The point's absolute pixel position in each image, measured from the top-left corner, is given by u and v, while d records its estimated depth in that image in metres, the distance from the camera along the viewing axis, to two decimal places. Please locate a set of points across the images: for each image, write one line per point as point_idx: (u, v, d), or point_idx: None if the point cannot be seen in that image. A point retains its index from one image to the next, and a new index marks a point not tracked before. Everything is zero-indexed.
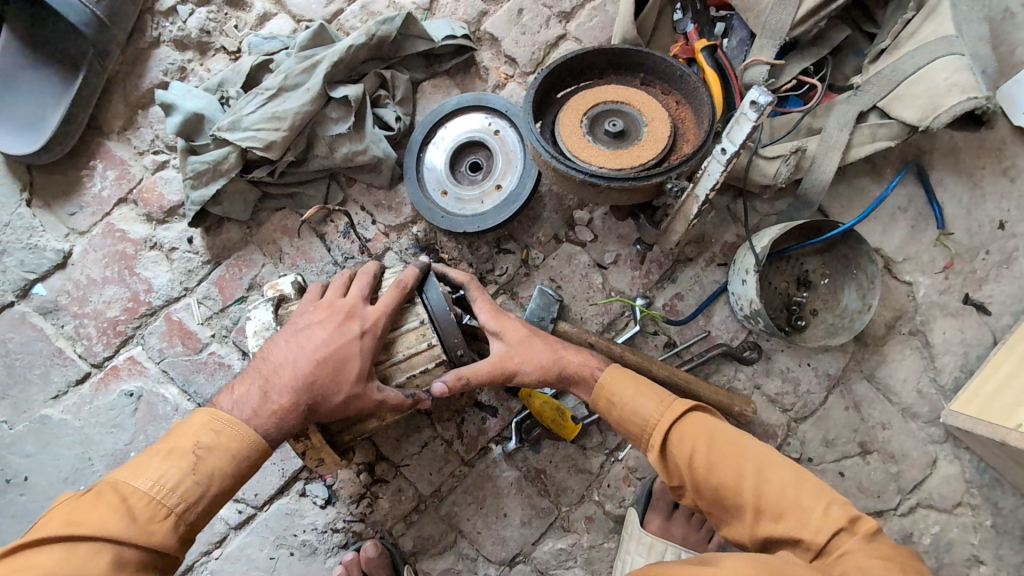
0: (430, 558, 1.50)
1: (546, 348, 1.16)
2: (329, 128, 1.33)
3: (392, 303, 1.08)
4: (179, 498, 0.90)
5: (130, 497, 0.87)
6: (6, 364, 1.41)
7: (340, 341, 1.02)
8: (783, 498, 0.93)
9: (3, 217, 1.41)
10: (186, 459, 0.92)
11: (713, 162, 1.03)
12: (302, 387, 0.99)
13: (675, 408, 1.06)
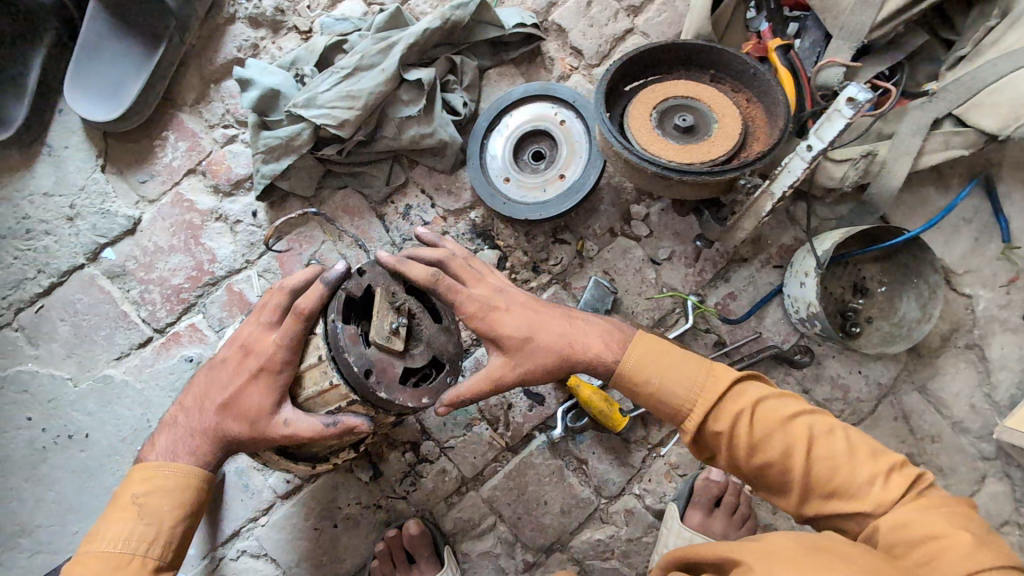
0: (469, 540, 1.53)
1: (556, 342, 1.07)
2: (400, 110, 1.35)
3: (290, 336, 1.02)
4: (142, 541, 0.98)
5: (93, 561, 0.95)
6: (73, 324, 1.45)
7: (243, 372, 1.04)
8: (832, 473, 0.94)
9: (78, 180, 1.44)
10: (130, 512, 0.99)
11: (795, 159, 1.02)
12: (214, 425, 1.05)
13: (716, 387, 1.01)
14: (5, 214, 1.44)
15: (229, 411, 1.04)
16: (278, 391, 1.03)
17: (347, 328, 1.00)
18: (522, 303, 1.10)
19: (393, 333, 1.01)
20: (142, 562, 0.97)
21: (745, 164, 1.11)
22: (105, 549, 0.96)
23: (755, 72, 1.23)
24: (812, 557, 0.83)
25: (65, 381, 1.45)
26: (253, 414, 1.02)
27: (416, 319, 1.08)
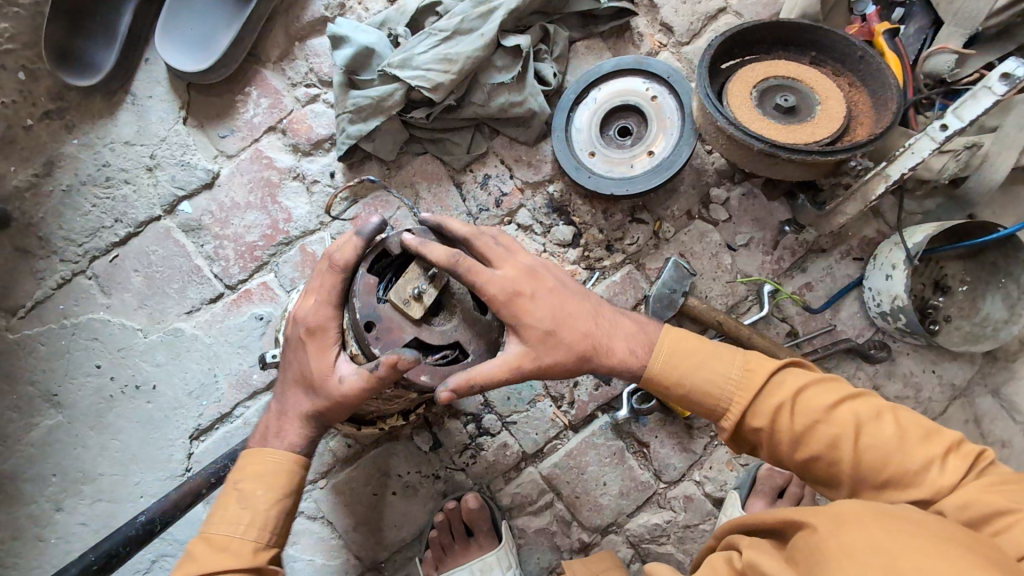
0: (526, 515, 1.53)
1: (580, 336, 0.97)
2: (492, 76, 1.35)
3: (332, 289, 0.96)
4: (241, 525, 0.90)
5: (198, 547, 0.89)
6: (146, 276, 1.45)
7: (297, 341, 0.98)
8: (885, 460, 0.86)
9: (161, 132, 1.46)
10: (230, 497, 0.92)
11: (924, 139, 1.06)
12: (288, 394, 0.99)
13: (752, 383, 0.94)
14: (85, 161, 1.45)
15: (297, 386, 0.98)
16: (331, 351, 0.95)
17: (366, 276, 0.97)
18: (546, 287, 0.99)
19: (415, 299, 0.95)
20: (240, 547, 0.89)
21: (860, 143, 1.08)
22: (207, 534, 0.89)
23: (863, 54, 1.20)
24: (885, 522, 0.72)
25: (135, 331, 1.44)
26: (314, 380, 0.95)
27: (450, 293, 1.00)
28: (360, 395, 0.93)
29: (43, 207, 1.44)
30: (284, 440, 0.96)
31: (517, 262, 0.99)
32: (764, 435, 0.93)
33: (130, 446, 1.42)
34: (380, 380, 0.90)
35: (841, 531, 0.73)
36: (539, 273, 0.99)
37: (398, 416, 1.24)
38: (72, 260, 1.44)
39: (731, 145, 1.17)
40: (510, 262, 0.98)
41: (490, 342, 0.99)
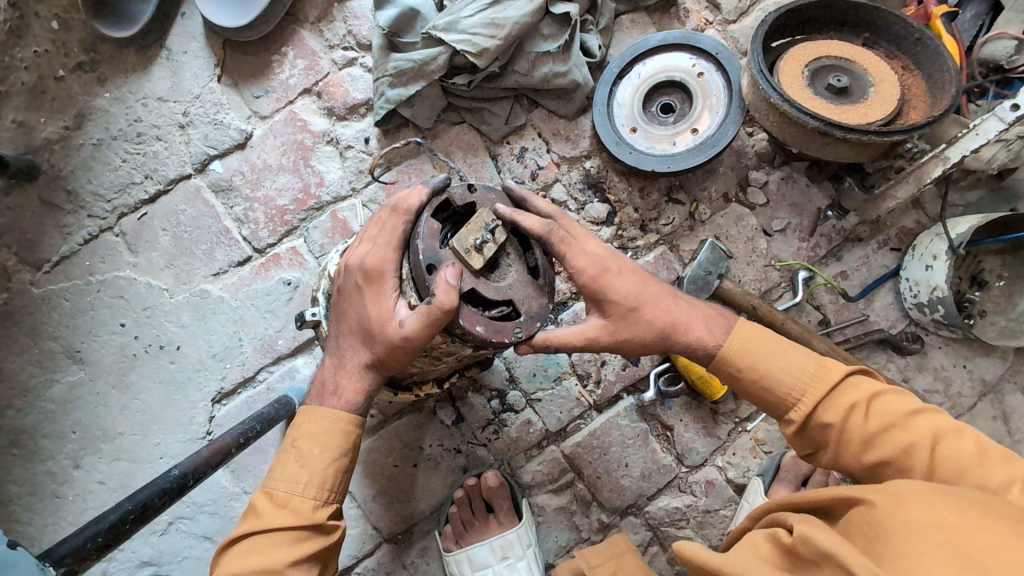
0: (546, 493, 1.51)
1: (660, 317, 1.00)
2: (538, 44, 1.34)
3: (391, 233, 0.94)
4: (300, 483, 0.92)
5: (261, 502, 0.92)
6: (174, 235, 1.43)
7: (355, 289, 0.97)
8: (960, 473, 0.84)
9: (194, 89, 1.44)
10: (288, 455, 0.94)
11: (990, 120, 1.07)
12: (349, 344, 0.99)
13: (828, 380, 0.93)
14: (116, 116, 1.42)
15: (354, 336, 0.98)
16: (391, 295, 0.94)
17: (429, 221, 0.94)
18: (628, 272, 1.00)
19: (476, 250, 0.92)
20: (300, 503, 0.91)
21: (912, 127, 1.09)
22: (269, 490, 0.92)
23: (920, 36, 1.18)
24: (953, 503, 0.73)
25: (161, 291, 1.42)
26: (373, 326, 0.94)
27: (506, 254, 0.97)
28: (421, 335, 0.90)
29: (72, 160, 1.41)
30: (340, 398, 0.97)
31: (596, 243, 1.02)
32: (833, 433, 0.92)
33: (151, 406, 1.40)
34: (439, 311, 0.86)
35: (907, 508, 0.74)
36: (620, 255, 1.02)
37: (432, 384, 1.23)
38: (100, 216, 1.42)
39: (782, 123, 1.16)
40: (595, 244, 1.00)
41: (542, 308, 0.96)
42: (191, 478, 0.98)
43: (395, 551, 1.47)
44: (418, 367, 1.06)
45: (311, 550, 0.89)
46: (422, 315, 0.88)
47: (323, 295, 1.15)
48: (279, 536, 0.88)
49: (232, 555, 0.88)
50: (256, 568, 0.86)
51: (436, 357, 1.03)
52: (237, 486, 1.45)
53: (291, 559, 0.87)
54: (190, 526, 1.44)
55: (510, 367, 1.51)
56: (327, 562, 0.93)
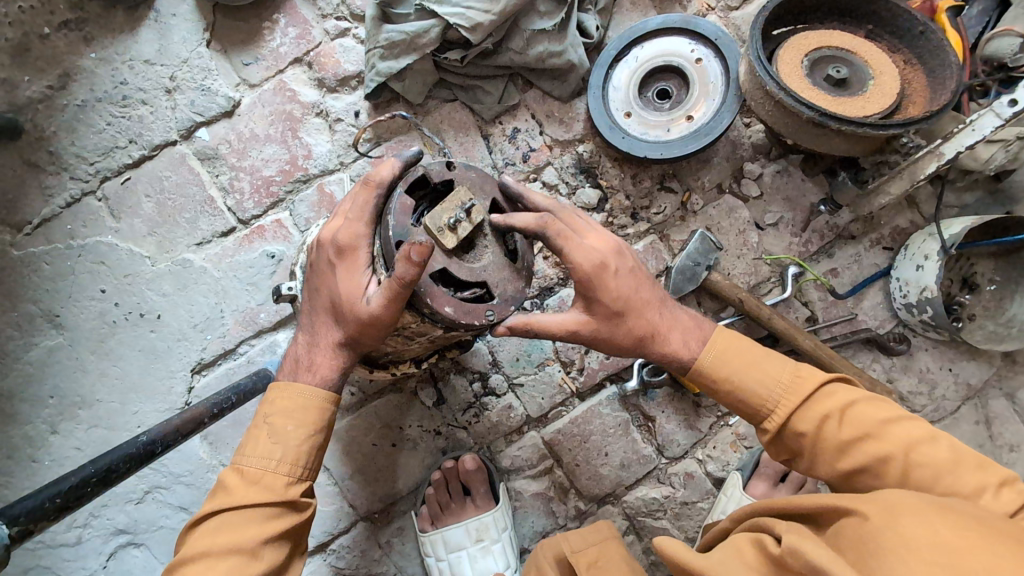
0: (524, 479, 1.50)
1: (644, 323, 0.99)
2: (533, 22, 1.32)
3: (360, 208, 0.92)
4: (274, 459, 0.89)
5: (232, 479, 0.89)
6: (158, 202, 1.41)
7: (326, 266, 0.95)
8: (935, 480, 0.83)
9: (182, 53, 1.41)
10: (261, 431, 0.91)
11: (988, 115, 1.07)
12: (321, 323, 0.97)
13: (800, 390, 0.93)
14: (102, 77, 1.40)
15: (327, 314, 0.96)
16: (363, 271, 0.93)
17: (403, 196, 0.91)
18: (622, 274, 0.97)
19: (449, 229, 0.88)
20: (274, 480, 0.89)
21: (910, 121, 1.07)
22: (241, 466, 0.89)
23: (924, 29, 1.16)
24: (944, 516, 0.71)
25: (142, 259, 1.40)
26: (343, 303, 0.92)
27: (483, 235, 0.93)
28: (388, 311, 0.88)
29: (56, 121, 1.38)
30: (316, 374, 0.95)
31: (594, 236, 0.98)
32: (805, 442, 0.93)
33: (128, 374, 1.38)
34: (400, 285, 0.83)
35: (898, 520, 0.72)
36: (624, 252, 0.99)
37: (410, 363, 1.22)
38: (83, 179, 1.39)
39: (778, 112, 1.13)
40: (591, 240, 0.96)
41: (518, 292, 0.94)
42: (160, 445, 0.96)
43: (370, 530, 1.46)
44: (390, 346, 1.05)
45: (284, 528, 0.88)
46: (385, 291, 0.86)
47: (300, 270, 1.14)
48: (252, 513, 0.86)
49: (201, 533, 0.86)
50: (228, 545, 0.84)
51: (408, 338, 1.02)
52: (214, 457, 1.45)
53: (264, 538, 0.86)
54: (165, 497, 1.43)
55: (493, 351, 1.50)
56: (299, 539, 0.92)
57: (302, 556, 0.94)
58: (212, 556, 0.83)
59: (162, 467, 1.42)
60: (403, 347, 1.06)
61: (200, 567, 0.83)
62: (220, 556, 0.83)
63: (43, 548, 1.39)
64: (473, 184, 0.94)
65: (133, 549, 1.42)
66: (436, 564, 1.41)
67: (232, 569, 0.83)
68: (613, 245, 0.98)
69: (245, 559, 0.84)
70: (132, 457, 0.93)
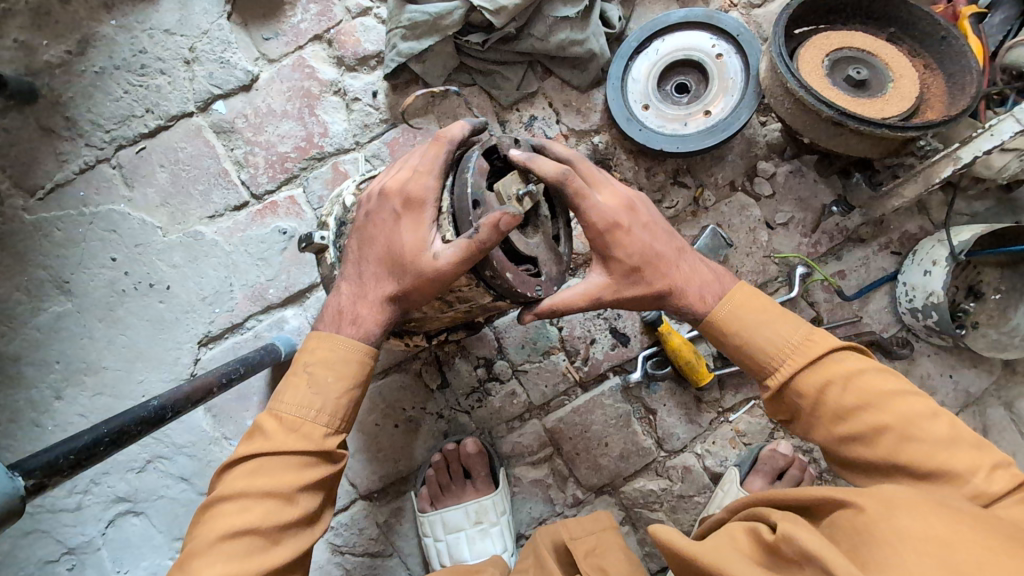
0: (524, 465, 1.52)
1: (664, 273, 0.99)
2: (556, 9, 1.32)
3: (432, 162, 0.92)
4: (313, 408, 0.91)
5: (269, 424, 0.90)
6: (172, 173, 1.41)
7: (388, 218, 0.94)
8: (930, 458, 0.84)
9: (202, 24, 1.41)
10: (300, 378, 0.92)
11: (1007, 120, 1.08)
12: (368, 279, 0.96)
13: (811, 350, 0.93)
14: (121, 45, 1.39)
15: (380, 266, 0.95)
16: (430, 227, 0.92)
17: (479, 159, 0.92)
18: (640, 225, 0.98)
19: (517, 200, 0.90)
20: (312, 429, 0.90)
21: (929, 125, 1.07)
22: (278, 413, 0.90)
23: (946, 34, 1.16)
24: (936, 510, 0.73)
25: (154, 229, 1.40)
26: (406, 256, 0.92)
27: (538, 215, 0.99)
28: (456, 270, 0.88)
29: (73, 87, 1.38)
30: (360, 327, 0.95)
31: (612, 193, 1.00)
32: (806, 402, 0.92)
33: (136, 343, 1.39)
34: (479, 248, 0.85)
35: (893, 512, 0.73)
36: (636, 208, 1.00)
37: (423, 337, 1.23)
38: (97, 146, 1.39)
39: (796, 110, 1.14)
40: (610, 194, 0.99)
41: (559, 274, 1.00)
42: (171, 412, 0.97)
43: (369, 508, 1.48)
44: (424, 311, 1.04)
45: (319, 477, 0.89)
46: (460, 249, 0.86)
47: (335, 221, 1.12)
48: (289, 459, 0.88)
49: (238, 473, 0.87)
50: (264, 488, 0.86)
51: (447, 304, 1.02)
52: (217, 430, 1.46)
53: (300, 485, 0.87)
54: (167, 467, 1.44)
55: (500, 337, 1.50)
56: (332, 489, 0.94)
57: (332, 506, 0.96)
58: (248, 497, 0.85)
59: (165, 437, 1.44)
60: (436, 314, 1.05)
61: (237, 506, 0.85)
62: (256, 498, 0.85)
63: (43, 511, 1.40)
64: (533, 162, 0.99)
65: (132, 517, 1.43)
66: (434, 544, 1.42)
67: (268, 511, 0.85)
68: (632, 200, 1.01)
69: (280, 504, 0.86)
70: (143, 420, 0.94)
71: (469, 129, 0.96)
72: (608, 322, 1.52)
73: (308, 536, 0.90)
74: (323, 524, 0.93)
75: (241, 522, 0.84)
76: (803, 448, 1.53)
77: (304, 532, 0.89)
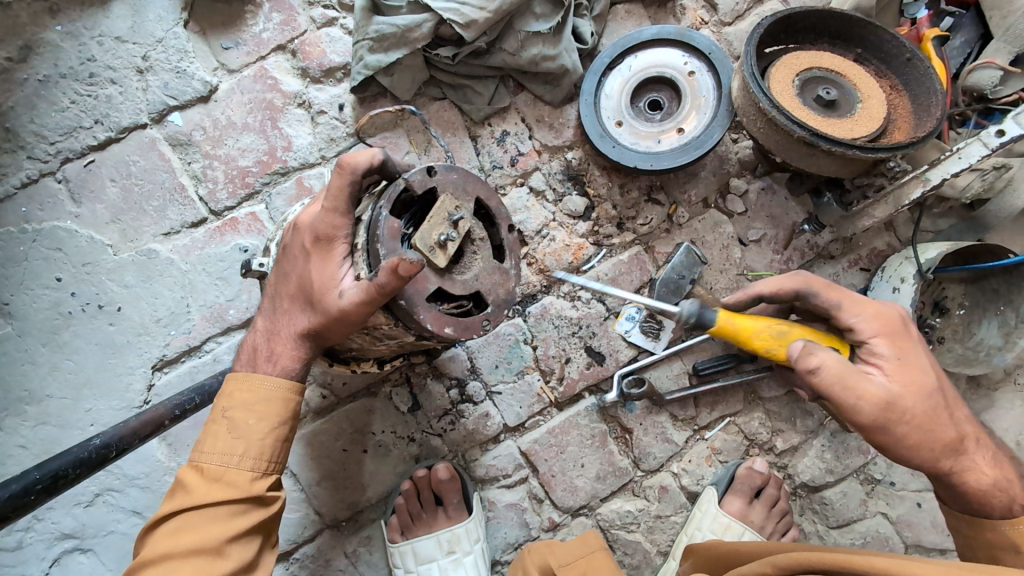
0: (499, 488, 1.47)
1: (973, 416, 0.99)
2: (529, 24, 1.30)
3: (332, 195, 0.89)
4: (236, 454, 0.87)
5: (191, 478, 0.86)
6: (124, 187, 1.33)
7: (299, 253, 0.92)
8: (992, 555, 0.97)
9: (157, 32, 1.34)
10: (220, 426, 0.88)
11: (976, 145, 1.10)
12: (282, 315, 0.94)
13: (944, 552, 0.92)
14: (67, 52, 1.31)
15: (293, 302, 0.93)
16: (341, 263, 0.90)
17: (390, 219, 0.89)
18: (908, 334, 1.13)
19: (439, 249, 0.90)
20: (238, 476, 0.86)
21: (897, 146, 1.08)
22: (200, 464, 0.87)
23: (912, 56, 1.18)
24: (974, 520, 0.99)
25: (104, 247, 1.32)
26: (313, 294, 0.89)
27: (473, 241, 0.96)
28: (361, 310, 0.86)
29: (14, 96, 1.29)
30: (277, 365, 0.92)
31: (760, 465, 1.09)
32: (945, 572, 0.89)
33: (83, 369, 1.30)
34: (381, 291, 0.83)
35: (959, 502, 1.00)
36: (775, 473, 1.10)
37: (372, 362, 1.17)
38: (41, 159, 1.30)
39: (768, 129, 1.14)
40: (872, 305, 1.01)
41: (507, 295, 0.98)
42: (115, 449, 0.91)
43: (335, 539, 1.41)
44: (357, 342, 1.01)
45: (249, 524, 0.86)
46: (363, 291, 0.84)
47: (274, 246, 1.09)
48: (215, 512, 0.84)
49: (160, 535, 0.83)
50: (190, 547, 0.82)
51: (377, 338, 0.99)
52: (173, 460, 1.37)
53: (229, 536, 0.84)
54: (118, 500, 1.35)
55: (472, 356, 1.45)
56: (269, 532, 0.90)
57: (271, 550, 0.92)
58: (173, 558, 0.81)
59: (116, 468, 1.34)
60: (371, 345, 1.02)
61: (161, 571, 0.81)
62: (182, 558, 0.81)
63: None
64: (456, 187, 0.96)
65: (79, 555, 1.33)
66: None
67: (197, 570, 0.81)
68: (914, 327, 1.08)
69: (208, 560, 0.82)
70: (83, 461, 0.88)
71: (379, 157, 0.90)
72: (582, 341, 1.46)
73: None
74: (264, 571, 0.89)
75: None
76: (778, 464, 1.52)
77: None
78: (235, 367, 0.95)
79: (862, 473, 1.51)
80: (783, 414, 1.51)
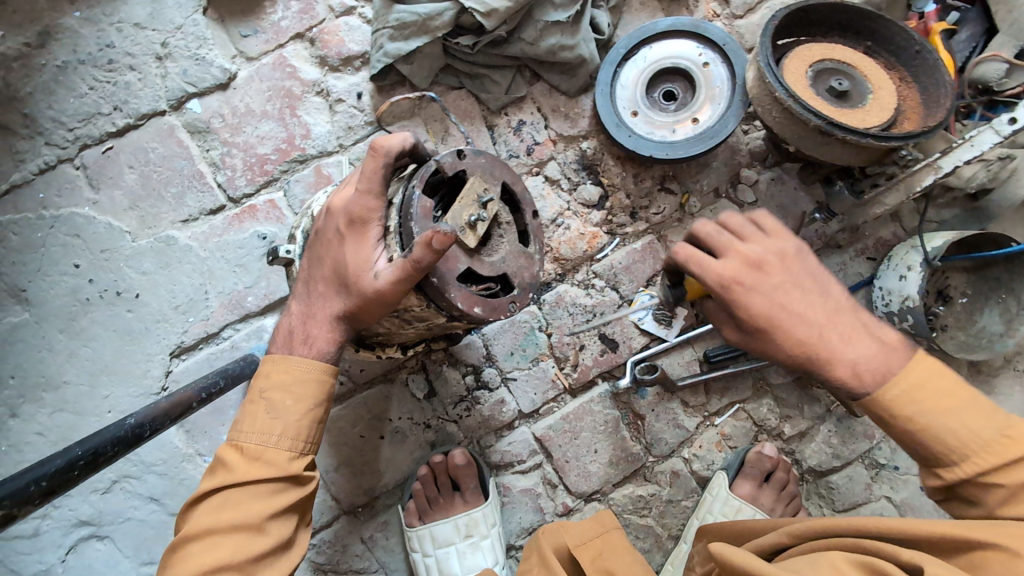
0: (513, 474, 1.49)
1: (822, 350, 0.83)
2: (547, 13, 1.32)
3: (366, 177, 0.90)
4: (275, 434, 0.88)
5: (230, 456, 0.87)
6: (142, 174, 1.33)
7: (333, 236, 0.93)
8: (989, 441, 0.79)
9: (176, 19, 1.34)
10: (258, 406, 0.89)
11: (987, 132, 1.14)
12: (317, 299, 0.94)
13: (1011, 452, 0.78)
14: (86, 38, 1.31)
15: (327, 285, 0.94)
16: (375, 246, 0.91)
17: (421, 200, 0.90)
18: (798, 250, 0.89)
19: (469, 227, 0.92)
20: (275, 455, 0.87)
21: (909, 135, 1.12)
22: (239, 443, 0.88)
23: (921, 48, 1.22)
24: (955, 401, 0.80)
25: (123, 233, 1.32)
26: (348, 276, 0.90)
27: (499, 225, 0.98)
28: (396, 290, 0.87)
29: (32, 81, 1.29)
30: (311, 348, 0.93)
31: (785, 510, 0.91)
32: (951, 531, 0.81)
33: (102, 355, 1.30)
34: (417, 268, 0.84)
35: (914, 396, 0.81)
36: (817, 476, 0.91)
37: (396, 348, 1.19)
38: (59, 145, 1.30)
39: (784, 118, 1.17)
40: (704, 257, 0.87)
41: (533, 277, 1.00)
42: (148, 429, 0.92)
43: (352, 524, 1.42)
44: (385, 326, 1.02)
45: (289, 502, 0.87)
46: (397, 269, 0.85)
47: (300, 234, 1.10)
48: (256, 488, 0.85)
49: (202, 511, 0.85)
50: (233, 522, 0.83)
51: (406, 321, 1.00)
52: (191, 446, 1.37)
53: (270, 513, 0.85)
54: (135, 487, 1.35)
55: (487, 344, 1.48)
56: (304, 510, 0.92)
57: (306, 529, 0.93)
58: (217, 532, 0.83)
59: (134, 455, 1.35)
60: (399, 330, 1.04)
61: (205, 545, 0.82)
62: (225, 533, 0.83)
63: None
64: (483, 171, 0.97)
65: (96, 542, 1.33)
66: (422, 559, 1.39)
67: (240, 545, 0.82)
68: (782, 246, 0.87)
69: (249, 535, 0.83)
70: (121, 439, 0.88)
71: (409, 142, 0.93)
72: (598, 329, 1.48)
73: (286, 562, 0.87)
74: (300, 548, 0.90)
75: (213, 560, 0.80)
76: (787, 450, 1.55)
77: (280, 559, 0.87)
78: (269, 349, 0.96)
79: (866, 458, 1.54)
80: (792, 401, 1.55)
